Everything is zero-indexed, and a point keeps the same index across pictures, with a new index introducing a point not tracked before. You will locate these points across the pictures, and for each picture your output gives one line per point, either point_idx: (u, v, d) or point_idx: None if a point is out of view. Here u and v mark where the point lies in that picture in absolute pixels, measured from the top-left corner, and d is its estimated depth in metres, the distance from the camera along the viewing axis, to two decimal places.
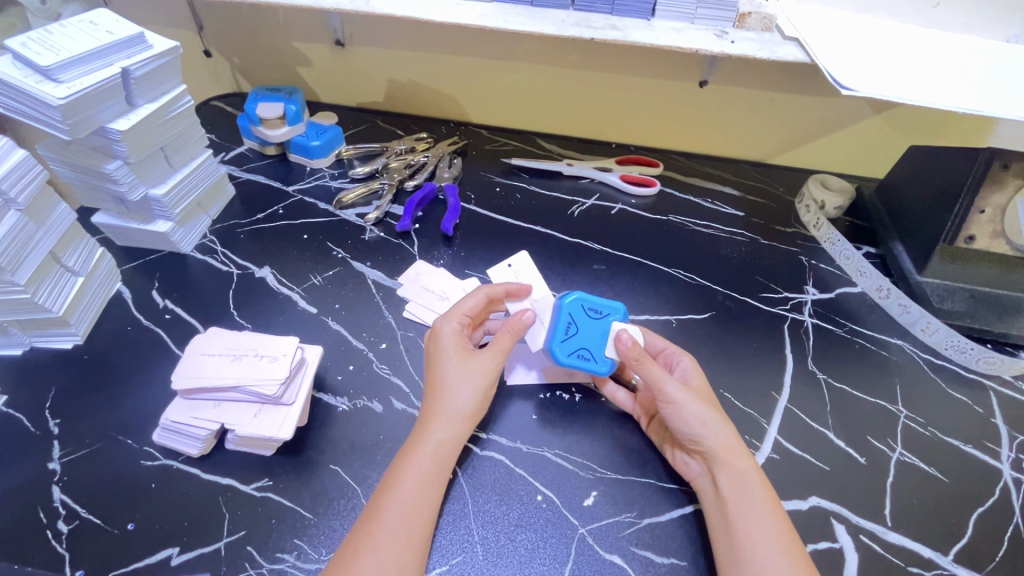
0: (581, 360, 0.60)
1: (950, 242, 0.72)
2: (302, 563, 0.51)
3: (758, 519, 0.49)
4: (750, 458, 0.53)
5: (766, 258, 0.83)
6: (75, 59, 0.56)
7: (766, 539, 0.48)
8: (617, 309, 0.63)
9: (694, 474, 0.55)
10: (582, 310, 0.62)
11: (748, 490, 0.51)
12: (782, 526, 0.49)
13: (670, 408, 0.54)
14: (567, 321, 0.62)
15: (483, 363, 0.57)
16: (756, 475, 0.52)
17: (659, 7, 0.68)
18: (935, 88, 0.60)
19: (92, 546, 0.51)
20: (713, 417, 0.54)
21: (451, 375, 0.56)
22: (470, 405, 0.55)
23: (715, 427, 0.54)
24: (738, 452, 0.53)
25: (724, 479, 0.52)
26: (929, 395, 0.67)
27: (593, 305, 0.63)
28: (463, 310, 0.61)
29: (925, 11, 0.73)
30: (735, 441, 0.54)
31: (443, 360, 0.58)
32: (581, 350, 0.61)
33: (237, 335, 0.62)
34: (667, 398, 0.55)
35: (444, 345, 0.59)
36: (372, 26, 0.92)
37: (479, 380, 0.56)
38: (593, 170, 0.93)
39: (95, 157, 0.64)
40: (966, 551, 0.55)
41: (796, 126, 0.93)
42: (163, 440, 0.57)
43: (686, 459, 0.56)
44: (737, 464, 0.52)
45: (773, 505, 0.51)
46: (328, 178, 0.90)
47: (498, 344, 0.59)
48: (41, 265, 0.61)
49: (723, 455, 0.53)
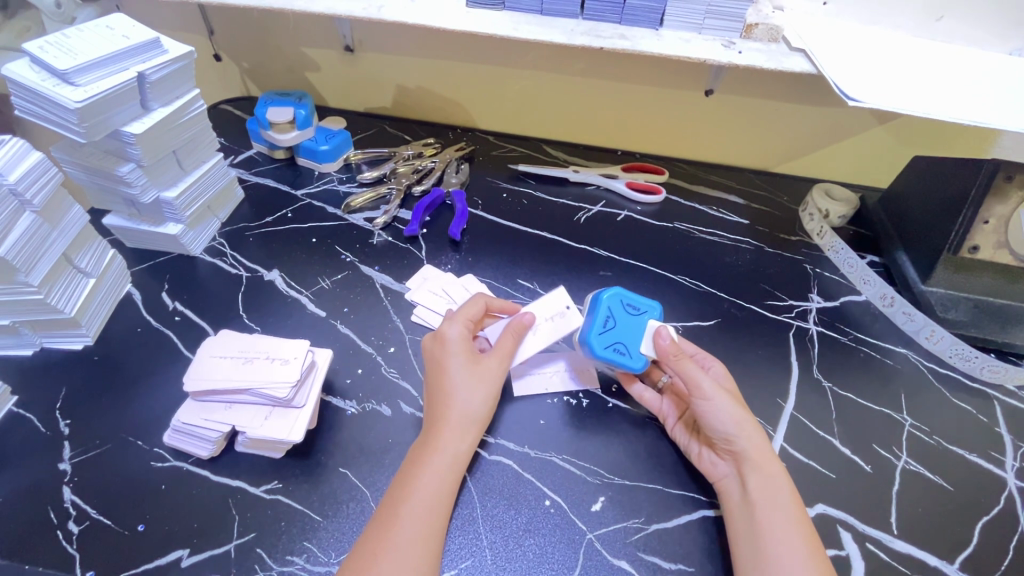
0: (616, 354, 0.60)
1: (954, 252, 0.72)
2: (311, 565, 0.51)
3: (787, 524, 0.50)
4: (779, 464, 0.54)
5: (771, 266, 0.83)
6: (93, 63, 0.57)
7: (794, 545, 0.48)
8: (654, 309, 0.63)
9: (720, 473, 0.55)
10: (620, 306, 0.63)
11: (777, 494, 0.52)
12: (807, 531, 0.50)
13: (706, 405, 0.55)
14: (605, 316, 0.62)
15: (479, 361, 0.59)
16: (784, 480, 0.53)
17: (667, 17, 0.69)
18: (937, 99, 0.61)
19: (102, 547, 0.51)
20: (747, 420, 0.55)
21: (460, 378, 0.57)
22: (480, 408, 0.56)
23: (748, 429, 0.55)
24: (769, 457, 0.54)
25: (754, 481, 0.52)
26: (933, 403, 0.68)
27: (632, 302, 0.63)
28: (467, 315, 0.62)
29: (930, 23, 0.74)
30: (765, 446, 0.55)
31: (452, 364, 0.58)
32: (617, 345, 0.61)
33: (246, 337, 0.63)
34: (705, 394, 0.55)
35: (452, 348, 0.59)
36: (381, 33, 0.93)
37: (481, 380, 0.57)
38: (598, 177, 0.93)
39: (108, 160, 0.65)
40: (971, 560, 0.55)
41: (799, 135, 0.94)
42: (174, 441, 0.57)
43: (712, 459, 0.56)
44: (768, 468, 0.53)
45: (799, 510, 0.51)
46: (336, 182, 0.91)
47: (456, 332, 0.60)
48: (54, 266, 0.61)
49: (755, 457, 0.53)
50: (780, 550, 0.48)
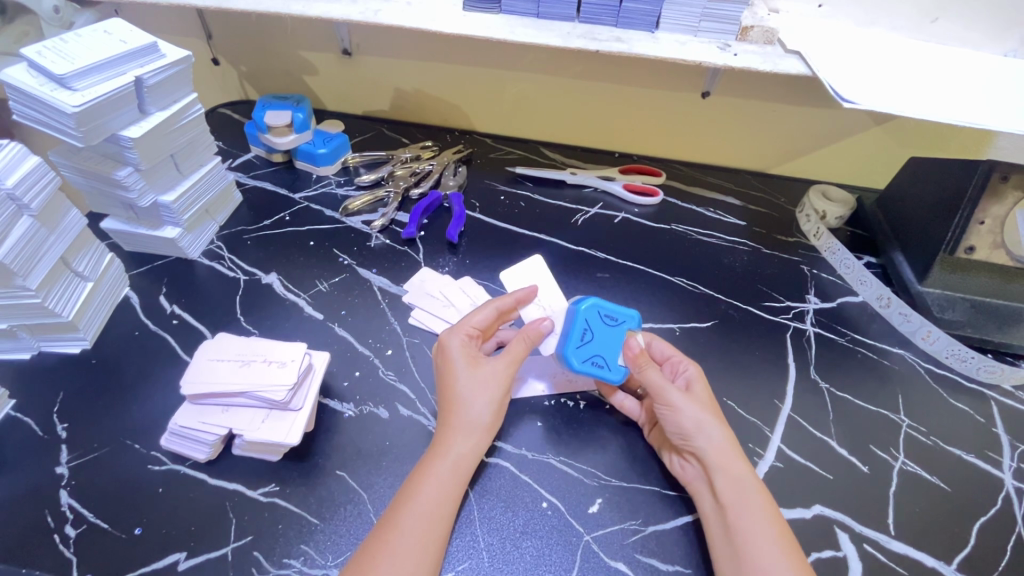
0: (595, 368, 0.60)
1: (951, 253, 0.73)
2: (308, 568, 0.51)
3: (757, 525, 0.49)
4: (748, 464, 0.54)
5: (768, 267, 0.83)
6: (90, 68, 0.57)
7: (766, 546, 0.48)
8: (633, 317, 0.63)
9: (689, 477, 0.55)
10: (597, 317, 0.62)
11: (745, 495, 0.51)
12: (780, 530, 0.50)
13: (668, 411, 0.56)
14: (582, 328, 0.61)
15: (482, 367, 0.58)
16: (752, 479, 0.53)
17: (663, 20, 0.69)
18: (931, 100, 0.61)
19: (100, 550, 0.51)
20: (711, 422, 0.55)
21: (464, 386, 0.57)
22: (487, 415, 0.56)
23: (712, 430, 0.55)
24: (735, 458, 0.53)
25: (719, 482, 0.52)
26: (930, 404, 0.68)
27: (608, 312, 0.62)
28: (470, 324, 0.61)
29: (924, 25, 0.74)
30: (733, 447, 0.54)
31: (455, 372, 0.58)
32: (595, 357, 0.61)
33: (245, 340, 0.63)
34: (666, 401, 0.56)
35: (455, 358, 0.58)
36: (378, 37, 0.93)
37: (487, 388, 0.57)
38: (596, 179, 0.94)
39: (106, 164, 0.66)
40: (968, 560, 0.55)
41: (796, 137, 0.94)
42: (171, 444, 0.57)
43: (682, 463, 0.57)
44: (734, 470, 0.53)
45: (771, 510, 0.51)
46: (334, 185, 0.91)
47: (456, 345, 0.59)
48: (51, 270, 0.61)
49: (720, 459, 0.53)
50: (752, 549, 0.48)
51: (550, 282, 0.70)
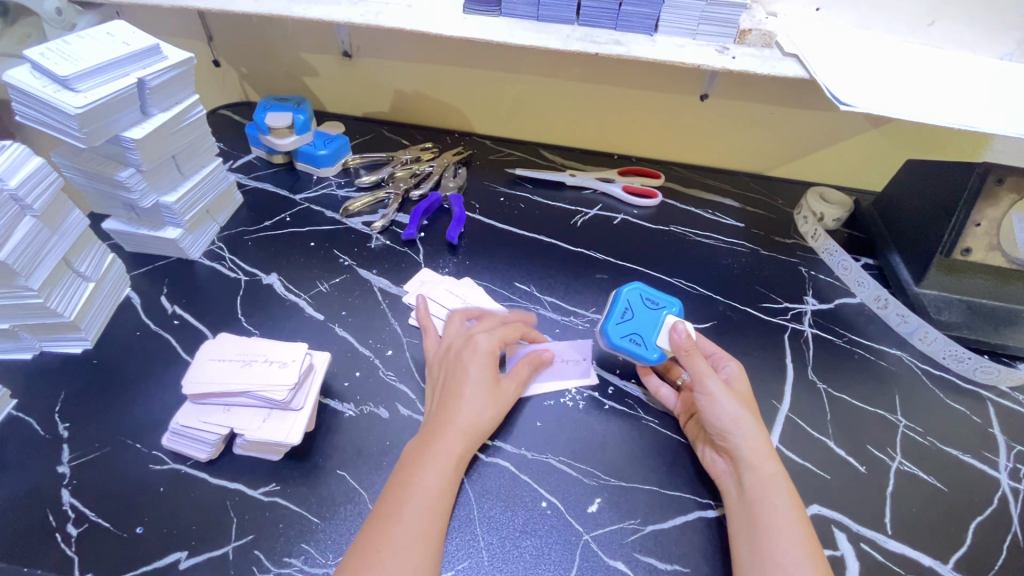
0: (632, 345, 0.64)
1: (947, 255, 0.73)
2: (308, 567, 0.51)
3: (781, 523, 0.50)
4: (779, 465, 0.54)
5: (766, 269, 0.84)
6: (93, 70, 0.57)
7: (788, 543, 0.48)
8: (672, 305, 0.67)
9: (719, 471, 0.56)
10: (639, 300, 0.67)
11: (772, 494, 0.52)
12: (803, 529, 0.50)
13: (705, 401, 0.56)
14: (624, 308, 0.66)
15: (498, 380, 0.60)
16: (782, 479, 0.53)
17: (662, 23, 0.70)
18: (927, 103, 0.61)
19: (102, 549, 0.51)
20: (746, 418, 0.55)
21: (477, 388, 0.58)
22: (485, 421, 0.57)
23: (747, 427, 0.55)
24: (767, 457, 0.54)
25: (749, 478, 0.53)
26: (927, 405, 0.68)
27: (651, 298, 0.67)
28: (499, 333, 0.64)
29: (921, 28, 0.75)
30: (766, 446, 0.55)
31: (473, 373, 0.59)
32: (633, 336, 0.64)
33: (245, 340, 0.63)
34: (705, 391, 0.56)
35: (479, 359, 0.60)
36: (378, 38, 0.94)
37: (496, 399, 0.59)
38: (596, 180, 0.94)
39: (108, 165, 0.66)
40: (964, 560, 0.56)
41: (794, 140, 0.95)
42: (172, 444, 0.58)
43: (714, 457, 0.57)
44: (764, 468, 0.53)
45: (797, 511, 0.51)
46: (335, 187, 0.92)
47: (484, 345, 0.62)
48: (54, 270, 0.62)
49: (752, 456, 0.54)
50: (774, 546, 0.48)
51: (472, 288, 0.76)
